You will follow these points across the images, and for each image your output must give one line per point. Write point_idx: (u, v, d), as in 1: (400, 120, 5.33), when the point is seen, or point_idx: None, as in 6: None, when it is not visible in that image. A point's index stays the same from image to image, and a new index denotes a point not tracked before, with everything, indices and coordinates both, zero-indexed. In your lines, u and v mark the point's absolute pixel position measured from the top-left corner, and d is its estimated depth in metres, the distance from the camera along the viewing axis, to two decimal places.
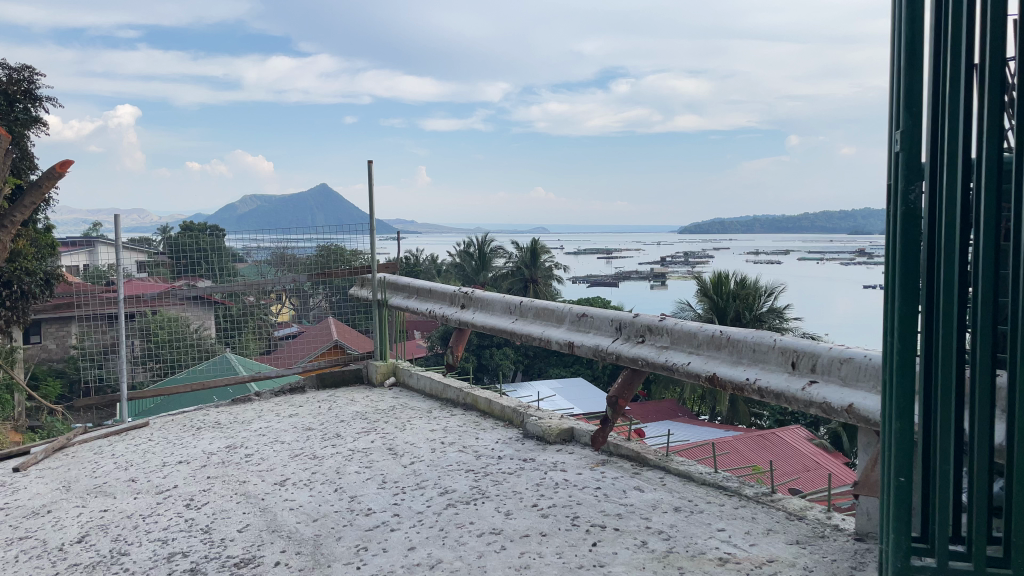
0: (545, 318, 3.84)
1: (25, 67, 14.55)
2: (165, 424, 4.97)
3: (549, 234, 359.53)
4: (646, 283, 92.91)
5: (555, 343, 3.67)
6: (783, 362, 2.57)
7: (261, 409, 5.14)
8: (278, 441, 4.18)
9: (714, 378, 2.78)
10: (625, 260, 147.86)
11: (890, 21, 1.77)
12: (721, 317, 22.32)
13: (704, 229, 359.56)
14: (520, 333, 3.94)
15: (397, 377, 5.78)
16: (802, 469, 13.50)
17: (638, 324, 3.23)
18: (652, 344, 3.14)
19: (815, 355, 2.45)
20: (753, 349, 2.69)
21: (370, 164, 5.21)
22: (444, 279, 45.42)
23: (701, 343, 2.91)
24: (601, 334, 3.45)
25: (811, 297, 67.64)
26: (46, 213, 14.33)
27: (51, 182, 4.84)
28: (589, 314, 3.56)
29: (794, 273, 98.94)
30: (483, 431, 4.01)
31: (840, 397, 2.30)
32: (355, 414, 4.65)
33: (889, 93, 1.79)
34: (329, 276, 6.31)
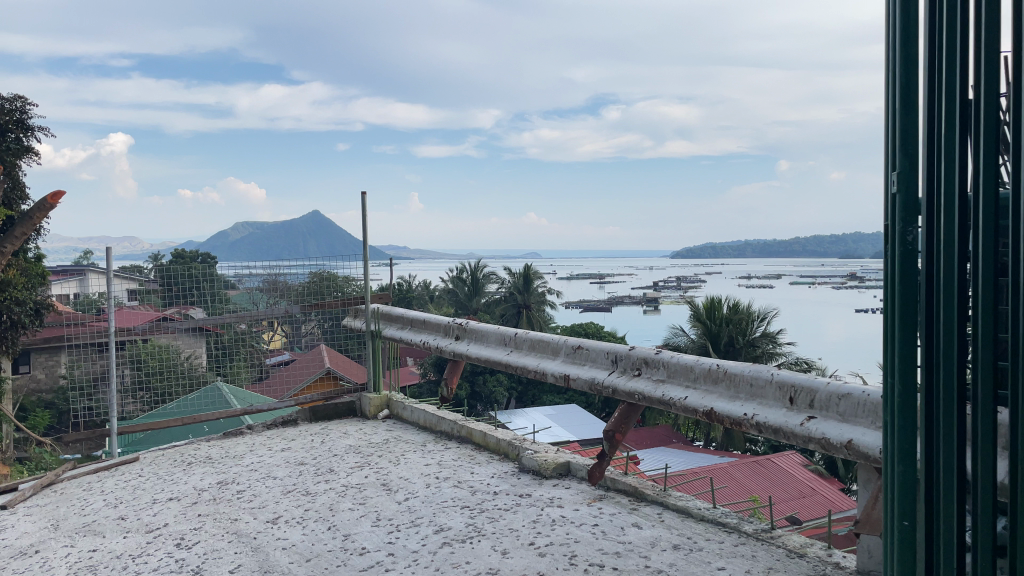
0: (540, 350, 3.84)
1: (18, 97, 14.60)
2: (156, 459, 4.92)
3: (541, 259, 360.17)
4: (638, 308, 93.01)
5: (550, 375, 3.66)
6: (780, 397, 2.56)
7: (254, 442, 5.10)
8: (271, 476, 4.14)
9: (711, 413, 2.76)
10: (618, 286, 148.07)
11: (884, 58, 1.79)
12: (714, 342, 22.33)
13: (696, 253, 361.01)
14: (515, 365, 3.92)
15: (391, 410, 5.75)
16: (798, 496, 13.44)
17: (634, 357, 3.22)
18: (649, 377, 3.13)
19: (813, 390, 2.44)
20: (750, 384, 2.68)
21: (363, 196, 5.21)
22: (437, 306, 45.35)
23: (698, 377, 2.90)
24: (596, 366, 3.44)
25: (804, 322, 67.76)
26: (37, 242, 14.27)
27: (42, 213, 4.83)
28: (584, 347, 3.55)
29: (786, 297, 99.25)
30: (478, 466, 3.99)
31: (839, 433, 2.30)
32: (348, 448, 4.62)
33: (884, 130, 1.81)
34: (324, 306, 6.24)
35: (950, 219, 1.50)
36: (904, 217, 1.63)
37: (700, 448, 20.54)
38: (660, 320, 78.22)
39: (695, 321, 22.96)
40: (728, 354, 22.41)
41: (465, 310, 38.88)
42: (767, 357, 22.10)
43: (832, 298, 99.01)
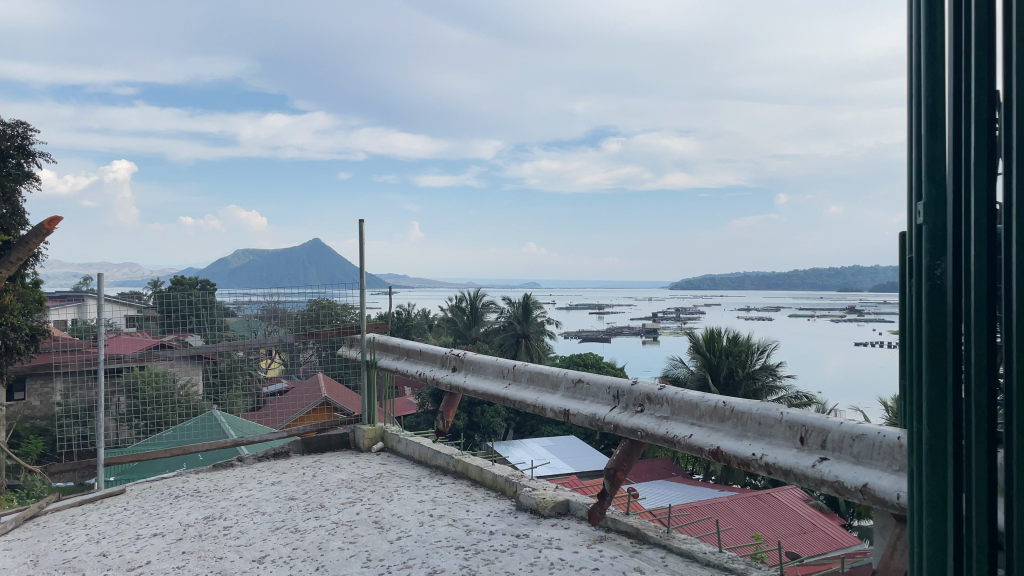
0: (539, 383, 3.80)
1: (19, 123, 14.71)
2: (143, 492, 4.86)
3: (541, 289, 360.26)
4: (638, 339, 92.84)
5: (549, 409, 3.62)
6: (791, 437, 2.52)
7: (244, 475, 5.05)
8: (259, 512, 4.09)
9: (718, 451, 2.71)
10: (617, 317, 147.92)
11: (912, 86, 1.76)
12: (714, 375, 22.26)
13: (695, 285, 361.27)
14: (512, 399, 3.89)
15: (385, 443, 5.64)
16: (799, 532, 13.29)
17: (636, 393, 3.19)
18: (652, 413, 3.08)
19: (825, 430, 2.40)
20: (759, 423, 2.64)
21: (359, 223, 5.19)
22: (436, 335, 45.24)
23: (703, 414, 2.86)
24: (598, 401, 3.40)
25: (804, 355, 67.57)
26: (34, 267, 14.24)
27: (39, 237, 4.81)
28: (585, 380, 3.51)
29: (787, 329, 99.12)
30: (473, 503, 3.93)
31: (853, 475, 2.26)
32: (340, 483, 4.56)
33: (910, 163, 1.78)
34: (318, 336, 6.11)
35: (982, 261, 1.47)
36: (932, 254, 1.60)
37: (700, 481, 20.35)
38: (659, 351, 77.92)
39: (694, 353, 22.87)
40: (728, 387, 22.26)
41: (464, 339, 38.76)
42: (767, 391, 21.99)
43: (832, 331, 98.82)
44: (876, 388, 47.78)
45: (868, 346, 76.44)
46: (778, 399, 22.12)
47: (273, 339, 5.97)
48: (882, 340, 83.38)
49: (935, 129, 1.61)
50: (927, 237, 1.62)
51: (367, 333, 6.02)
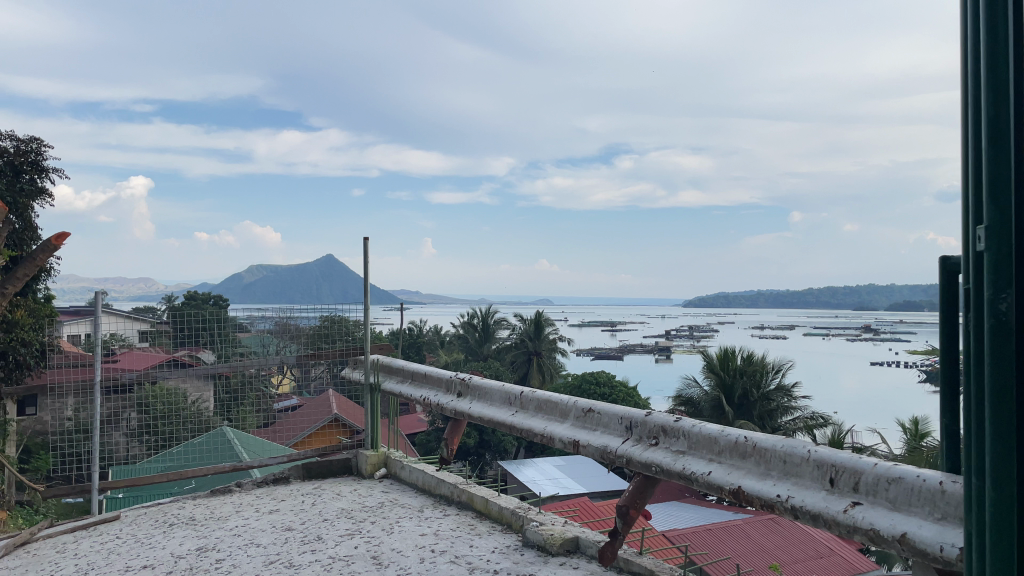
0: (549, 411, 3.72)
1: (34, 139, 14.90)
2: (137, 519, 4.85)
3: (553, 306, 359.99)
4: (651, 357, 92.36)
5: (558, 440, 3.53)
6: (820, 479, 2.37)
7: (240, 502, 5.02)
8: (253, 544, 4.05)
9: (740, 492, 2.57)
10: (630, 334, 147.36)
11: (970, 103, 1.65)
12: (728, 394, 22.05)
13: (709, 303, 359.83)
14: (521, 427, 3.81)
15: (388, 469, 5.57)
16: (815, 557, 13.07)
17: (651, 424, 3.07)
18: (667, 447, 2.96)
19: (858, 472, 2.25)
20: (783, 461, 2.50)
21: (365, 241, 5.14)
22: (448, 352, 45.21)
23: (723, 449, 2.73)
24: (609, 432, 3.30)
25: (820, 375, 66.93)
26: (46, 283, 14.34)
27: (46, 253, 4.85)
28: (596, 410, 3.42)
29: (801, 348, 98.34)
30: (477, 538, 3.88)
31: (889, 523, 2.10)
32: (339, 512, 4.52)
33: (970, 185, 1.66)
34: (319, 357, 6.07)
35: None
36: (996, 287, 1.48)
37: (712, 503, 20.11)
38: (673, 369, 77.35)
39: (708, 372, 22.65)
40: (742, 407, 22.15)
41: (475, 356, 38.71)
42: (782, 411, 21.90)
43: (849, 350, 97.80)
44: (894, 410, 47.12)
45: (885, 366, 75.53)
46: (793, 420, 21.88)
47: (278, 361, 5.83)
48: (899, 360, 82.40)
49: (998, 150, 1.51)
50: (989, 267, 1.51)
51: (373, 355, 5.90)
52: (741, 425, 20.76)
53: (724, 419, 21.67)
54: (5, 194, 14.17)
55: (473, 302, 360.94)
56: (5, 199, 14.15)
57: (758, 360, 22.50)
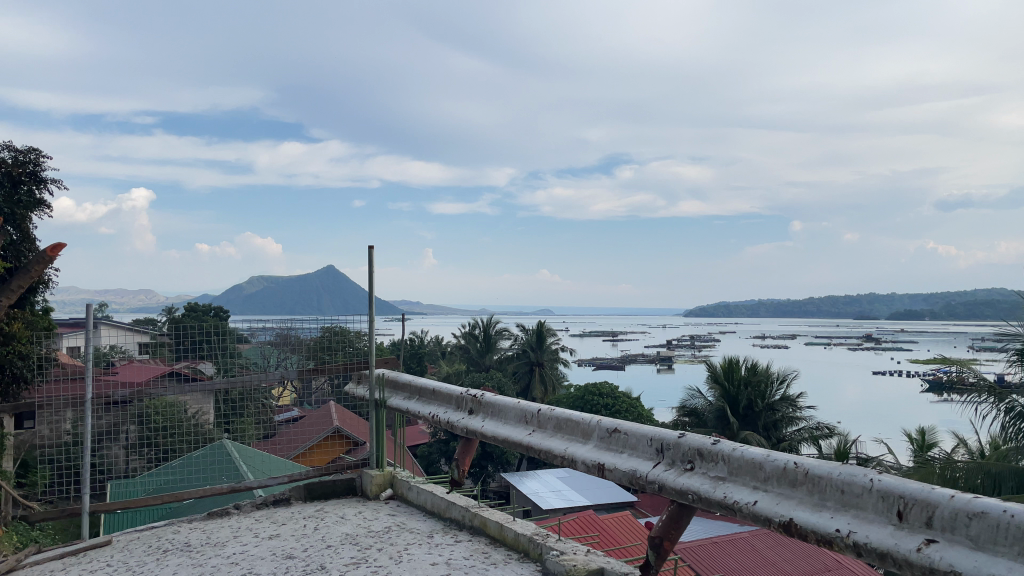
0: (569, 431, 3.57)
1: (32, 149, 14.90)
2: (129, 544, 4.79)
3: (555, 315, 359.97)
4: (653, 366, 92.11)
5: (581, 462, 3.37)
6: (886, 512, 2.24)
7: (239, 526, 4.95)
8: (253, 573, 3.97)
9: (792, 523, 2.43)
10: (632, 344, 147.16)
11: None
12: (733, 404, 21.91)
13: (710, 312, 359.64)
14: (540, 448, 3.67)
15: (394, 489, 5.46)
16: (824, 569, 12.93)
17: (685, 447, 2.92)
18: (703, 472, 2.80)
19: (933, 506, 2.12)
20: (842, 490, 2.37)
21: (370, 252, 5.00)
22: (450, 362, 45.12)
23: (769, 476, 2.59)
24: (636, 453, 3.14)
25: (823, 384, 66.71)
26: (44, 294, 14.30)
27: (41, 264, 4.80)
28: (621, 430, 3.27)
29: (803, 357, 98.19)
30: (493, 568, 3.79)
31: (974, 564, 1.96)
32: (344, 539, 4.45)
33: None
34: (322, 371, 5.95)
35: None
36: None
37: None
38: (675, 379, 77.17)
39: (712, 382, 22.53)
40: (747, 417, 22.04)
41: (477, 367, 38.66)
42: (787, 421, 21.80)
43: (851, 359, 97.51)
44: (899, 419, 46.98)
45: (888, 375, 75.35)
46: (799, 431, 21.75)
47: (280, 375, 5.70)
48: (903, 368, 82.15)
49: None
50: None
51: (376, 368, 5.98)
52: (746, 436, 20.64)
53: (728, 429, 21.55)
54: (2, 205, 14.13)
55: (474, 312, 360.86)
56: (3, 210, 14.12)
57: (763, 370, 22.36)
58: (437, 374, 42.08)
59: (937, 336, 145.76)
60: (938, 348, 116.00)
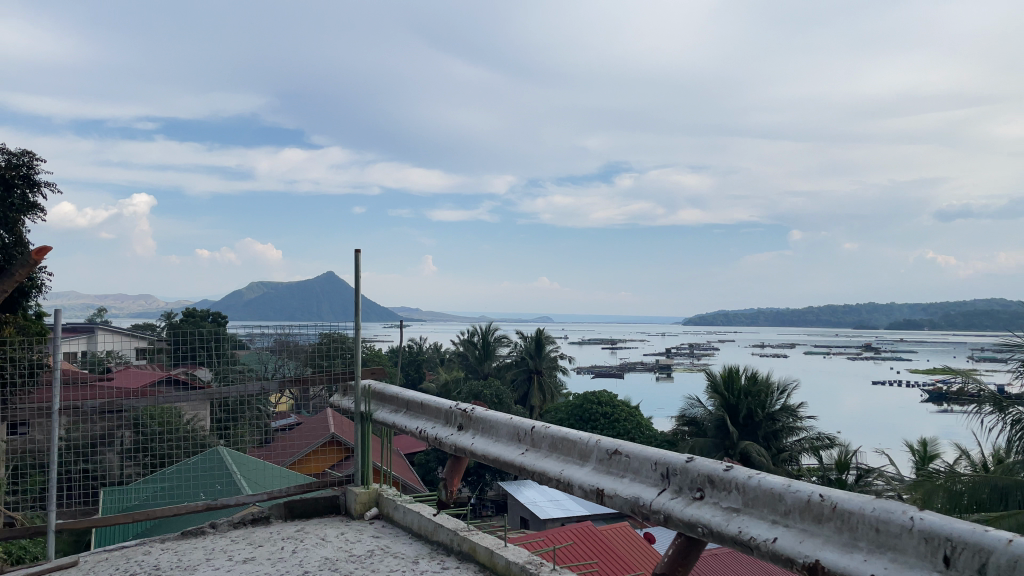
0: (565, 451, 3.18)
1: (25, 152, 14.87)
2: (92, 566, 4.44)
3: (554, 323, 360.01)
4: (652, 375, 91.99)
5: (578, 487, 3.00)
6: (929, 556, 1.88)
7: (212, 548, 4.55)
8: None
9: (818, 566, 2.07)
10: (631, 352, 147.05)
11: None
12: (733, 414, 21.84)
13: (709, 321, 359.55)
14: (532, 468, 3.30)
15: (380, 509, 5.04)
16: None
17: (694, 473, 2.56)
18: (714, 503, 2.44)
19: (988, 552, 1.76)
20: (876, 530, 2.01)
21: (357, 253, 4.71)
22: (448, 369, 44.96)
23: (790, 509, 2.23)
24: (640, 479, 2.77)
25: (823, 394, 66.60)
26: (35, 298, 14.20)
27: (27, 267, 4.74)
28: (622, 451, 2.90)
29: (802, 367, 98.14)
30: None
31: None
32: (321, 565, 4.05)
33: None
34: (306, 382, 5.73)
35: None
36: None
37: None
38: (674, 388, 77.09)
39: (712, 392, 22.42)
40: (747, 427, 21.92)
41: (475, 374, 38.54)
42: (787, 431, 21.70)
43: (851, 369, 97.39)
44: (898, 428, 46.99)
45: (887, 385, 75.37)
46: (799, 441, 21.70)
47: (257, 386, 5.49)
48: (903, 379, 82.01)
49: None
50: None
51: (361, 381, 5.66)
52: (748, 446, 20.61)
53: (729, 439, 21.47)
54: None
55: (474, 318, 360.91)
56: None
57: (763, 380, 22.27)
58: (435, 381, 41.98)
59: (937, 346, 145.82)
60: (938, 358, 116.18)
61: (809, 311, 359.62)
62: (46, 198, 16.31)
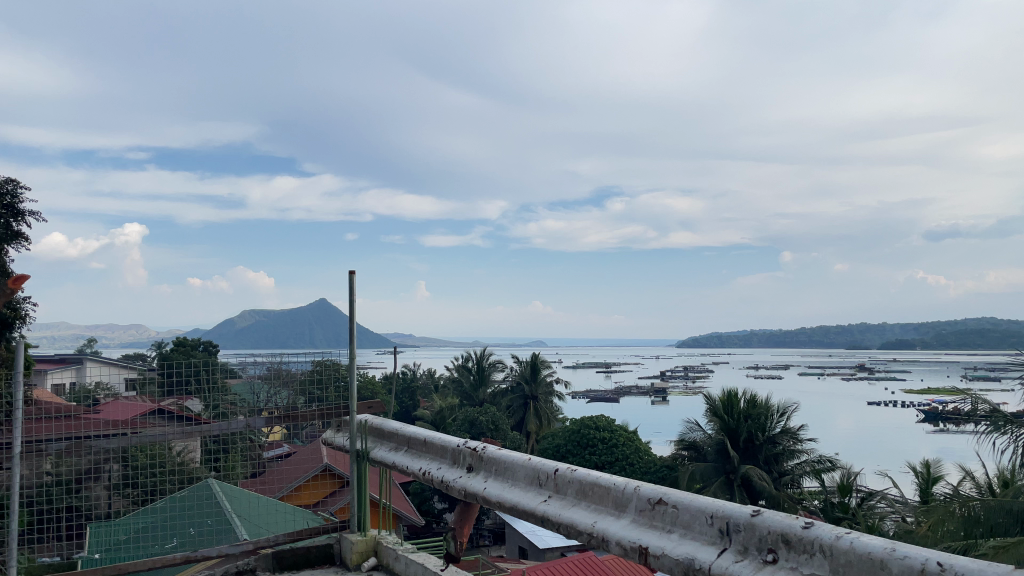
0: (596, 499, 2.71)
1: (9, 180, 14.81)
2: None
3: (548, 347, 359.71)
4: (647, 399, 91.82)
5: (614, 544, 2.53)
6: None
7: None
8: None
9: None
10: (625, 375, 146.82)
11: None
12: (733, 438, 21.67)
13: (703, 343, 359.72)
14: (555, 518, 2.82)
15: (378, 560, 4.78)
16: None
17: (765, 532, 2.12)
18: (792, 568, 2.03)
19: None
20: None
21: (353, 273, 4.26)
22: (443, 395, 44.76)
23: None
24: (692, 536, 2.34)
25: (820, 415, 66.47)
26: (20, 328, 14.04)
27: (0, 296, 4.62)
28: (667, 501, 2.46)
29: (797, 388, 97.96)
30: None
31: None
32: None
33: None
34: (297, 418, 5.52)
35: None
36: None
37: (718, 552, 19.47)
38: (669, 411, 76.93)
39: (712, 416, 22.29)
40: (747, 450, 21.73)
41: (470, 400, 38.37)
42: (788, 455, 21.51)
43: (846, 390, 97.26)
44: (898, 449, 46.86)
45: (883, 405, 75.37)
46: (800, 464, 21.50)
47: (242, 421, 5.30)
48: (899, 399, 81.91)
49: None
50: None
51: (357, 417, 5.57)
52: (750, 470, 20.46)
53: (730, 463, 21.27)
54: None
55: (468, 344, 360.49)
56: None
57: (763, 403, 22.16)
58: (431, 408, 41.75)
59: (931, 365, 146.31)
60: (932, 378, 116.47)
61: (802, 332, 360.23)
62: (32, 226, 16.21)
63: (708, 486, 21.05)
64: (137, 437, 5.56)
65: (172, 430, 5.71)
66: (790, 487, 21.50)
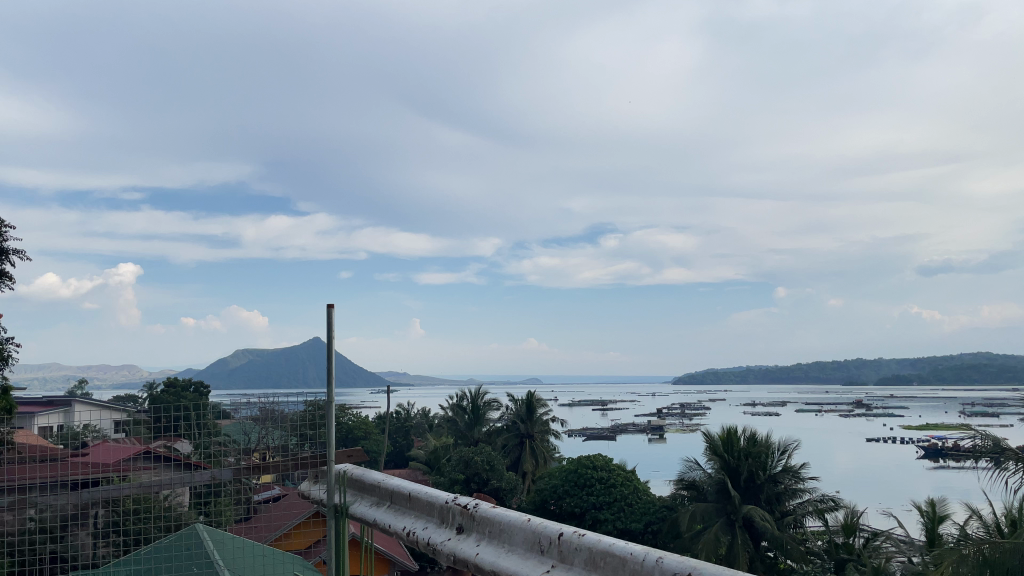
0: (609, 573, 2.12)
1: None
2: None
3: (544, 384, 359.56)
4: (643, 437, 91.08)
5: None
6: None
7: None
8: None
9: None
10: (621, 413, 145.90)
11: None
12: (734, 477, 21.40)
13: (699, 380, 358.78)
14: None
15: None
16: None
17: None
18: None
19: None
20: None
21: (331, 307, 3.43)
22: (437, 434, 44.25)
23: None
24: None
25: (818, 453, 65.89)
26: None
27: None
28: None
29: (795, 425, 97.27)
30: None
31: None
32: None
33: None
34: (285, 469, 5.17)
35: None
36: None
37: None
38: (666, 449, 76.22)
39: (711, 455, 22.00)
40: (748, 489, 21.51)
41: (465, 440, 37.95)
42: (790, 494, 21.24)
43: (843, 427, 96.61)
44: (899, 486, 46.45)
45: (881, 442, 74.95)
46: (802, 503, 21.15)
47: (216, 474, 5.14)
48: (897, 435, 81.32)
49: None
50: None
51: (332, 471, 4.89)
52: (751, 509, 20.14)
53: (731, 503, 20.97)
54: None
55: (463, 381, 359.36)
56: None
57: (763, 440, 21.87)
58: (426, 449, 41.26)
59: (928, 399, 146.12)
60: (930, 413, 116.16)
61: (798, 368, 359.84)
62: (17, 266, 16.07)
63: (709, 526, 20.83)
64: (123, 488, 5.43)
65: (160, 476, 5.60)
66: (793, 527, 21.22)
